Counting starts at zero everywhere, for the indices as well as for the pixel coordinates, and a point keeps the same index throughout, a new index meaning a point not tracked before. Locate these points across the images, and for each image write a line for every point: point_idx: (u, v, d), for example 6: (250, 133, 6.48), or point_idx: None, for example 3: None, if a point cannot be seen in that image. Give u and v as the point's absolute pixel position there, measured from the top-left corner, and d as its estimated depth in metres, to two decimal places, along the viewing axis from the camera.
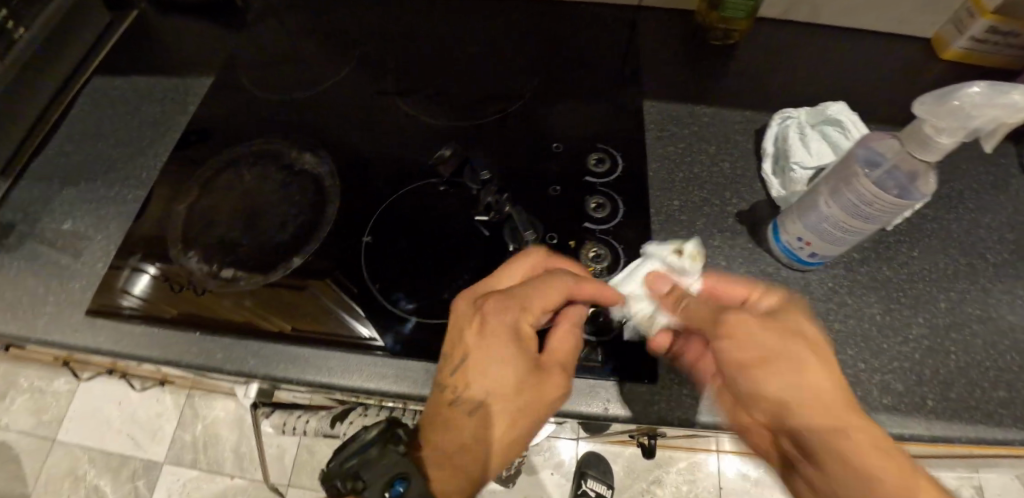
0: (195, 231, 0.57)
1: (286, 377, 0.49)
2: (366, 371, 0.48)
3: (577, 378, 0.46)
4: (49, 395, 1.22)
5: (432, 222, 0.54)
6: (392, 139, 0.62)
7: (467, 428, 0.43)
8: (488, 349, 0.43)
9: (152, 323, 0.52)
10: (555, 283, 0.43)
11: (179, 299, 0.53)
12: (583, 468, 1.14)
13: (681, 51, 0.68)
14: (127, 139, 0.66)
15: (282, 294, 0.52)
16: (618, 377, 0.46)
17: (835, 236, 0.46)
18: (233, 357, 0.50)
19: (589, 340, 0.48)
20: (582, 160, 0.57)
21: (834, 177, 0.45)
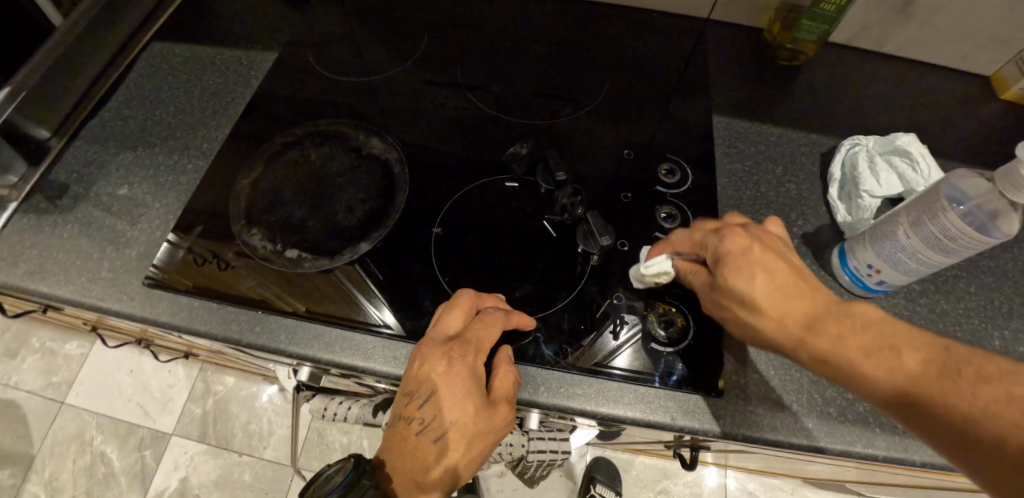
0: (258, 207, 0.57)
1: (327, 359, 0.49)
2: (378, 355, 0.49)
3: (647, 388, 0.46)
4: (62, 357, 1.22)
5: (501, 218, 0.54)
6: (459, 132, 0.61)
7: (428, 459, 0.42)
8: (449, 386, 0.42)
9: (207, 295, 0.52)
10: (496, 322, 0.45)
11: (197, 273, 0.53)
12: (592, 473, 1.14)
13: (748, 69, 0.68)
14: (187, 109, 0.65)
15: (299, 274, 0.53)
16: (688, 389, 0.47)
17: (908, 266, 0.47)
18: (278, 335, 0.50)
19: (661, 351, 0.48)
20: (653, 169, 0.57)
21: (910, 209, 0.46)
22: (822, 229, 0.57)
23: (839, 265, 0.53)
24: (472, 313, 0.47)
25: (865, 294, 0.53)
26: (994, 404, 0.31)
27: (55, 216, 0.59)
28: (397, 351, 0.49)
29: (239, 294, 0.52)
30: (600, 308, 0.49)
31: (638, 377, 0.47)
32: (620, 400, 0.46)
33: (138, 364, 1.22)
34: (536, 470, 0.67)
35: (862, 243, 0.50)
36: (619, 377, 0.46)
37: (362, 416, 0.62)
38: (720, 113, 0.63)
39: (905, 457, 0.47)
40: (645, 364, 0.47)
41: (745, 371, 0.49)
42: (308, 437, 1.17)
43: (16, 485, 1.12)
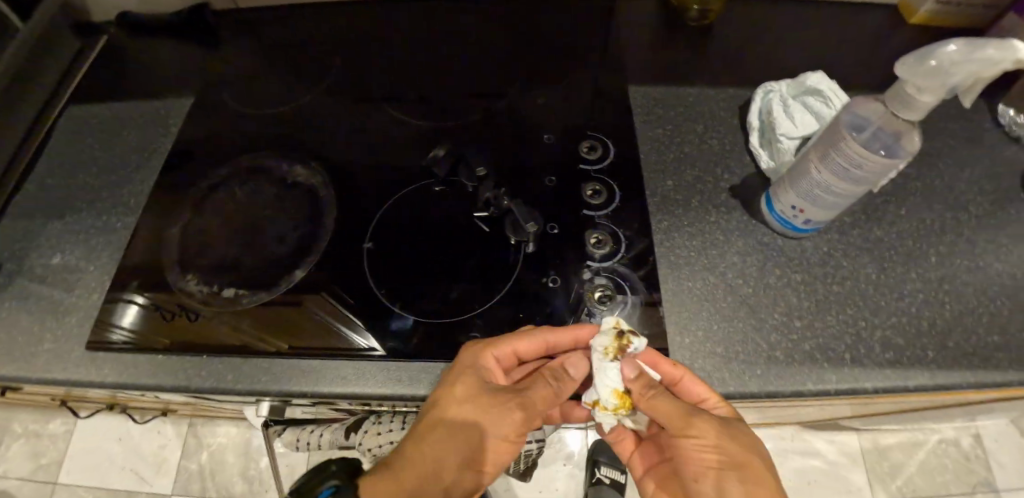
0: (190, 253, 0.56)
1: (319, 391, 0.48)
2: (370, 377, 0.48)
3: None
4: (46, 438, 1.20)
5: (432, 222, 0.54)
6: (382, 146, 0.61)
7: (430, 460, 0.45)
8: (472, 396, 0.45)
9: (178, 349, 0.51)
10: (533, 334, 0.46)
11: (170, 329, 0.52)
12: (595, 456, 1.15)
13: (660, 36, 0.69)
14: (111, 168, 0.65)
15: (277, 312, 0.52)
16: None
17: (827, 201, 0.47)
18: (246, 375, 0.50)
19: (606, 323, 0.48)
20: (575, 149, 0.57)
21: (815, 147, 0.47)
22: (750, 178, 0.57)
23: (767, 211, 0.54)
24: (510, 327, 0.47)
25: (796, 235, 0.53)
26: None
27: None
28: (388, 370, 0.48)
29: (206, 343, 0.51)
30: (538, 294, 0.50)
31: None
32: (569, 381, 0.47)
33: (126, 430, 1.21)
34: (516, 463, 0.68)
35: (783, 187, 0.51)
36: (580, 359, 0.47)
37: (335, 440, 0.65)
38: (635, 83, 0.64)
39: (856, 387, 0.47)
40: None
41: (688, 330, 0.49)
42: None
43: None
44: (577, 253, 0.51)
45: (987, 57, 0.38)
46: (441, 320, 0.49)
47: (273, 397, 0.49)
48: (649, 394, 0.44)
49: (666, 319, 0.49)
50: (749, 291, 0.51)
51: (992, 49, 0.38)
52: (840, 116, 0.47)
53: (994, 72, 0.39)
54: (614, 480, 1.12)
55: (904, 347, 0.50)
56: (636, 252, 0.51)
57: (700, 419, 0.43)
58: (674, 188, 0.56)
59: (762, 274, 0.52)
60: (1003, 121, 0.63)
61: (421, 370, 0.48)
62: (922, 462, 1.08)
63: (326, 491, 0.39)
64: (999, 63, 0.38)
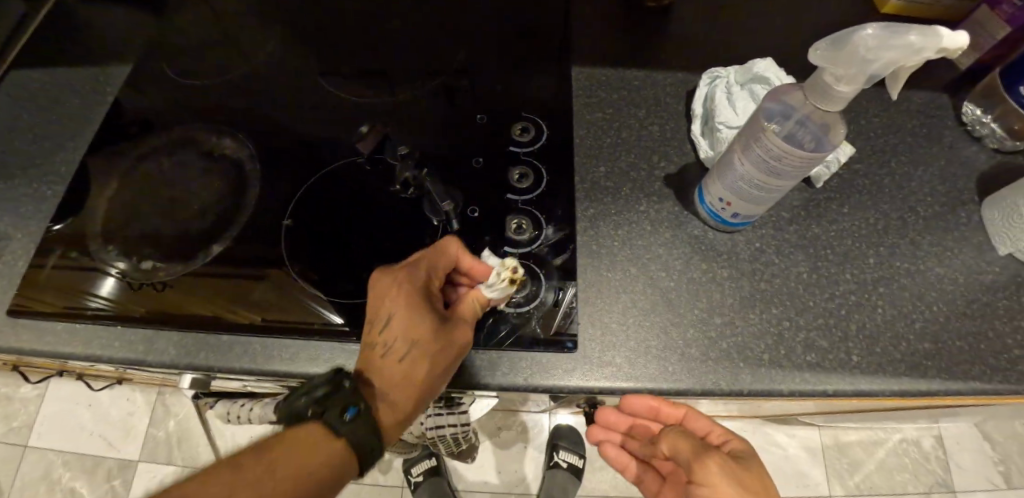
0: (115, 222, 0.56)
1: (272, 368, 0.47)
2: (320, 356, 0.47)
3: (512, 351, 0.46)
4: (16, 401, 1.23)
5: (354, 199, 0.53)
6: (314, 122, 0.59)
7: (401, 374, 0.42)
8: (405, 314, 0.43)
9: (150, 321, 0.49)
10: (447, 244, 0.45)
11: (148, 299, 0.50)
12: (555, 440, 1.14)
13: (614, 14, 0.65)
14: (43, 134, 0.63)
15: (247, 286, 0.50)
16: (562, 349, 0.46)
17: (751, 194, 0.45)
18: (180, 345, 0.49)
19: (521, 311, 0.47)
20: (507, 130, 0.56)
21: (739, 137, 0.45)
22: (687, 168, 0.55)
23: (698, 203, 0.52)
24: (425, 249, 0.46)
25: (728, 228, 0.51)
26: None
27: None
28: (342, 350, 0.47)
29: (182, 315, 0.49)
30: (450, 278, 0.49)
31: (521, 345, 0.46)
32: (473, 368, 0.46)
33: (95, 398, 1.22)
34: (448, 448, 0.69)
35: (712, 178, 0.49)
36: (501, 345, 0.46)
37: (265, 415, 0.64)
38: (581, 65, 0.61)
39: (770, 388, 0.46)
40: (503, 328, 0.47)
41: (601, 321, 0.48)
42: None
43: None
44: (495, 236, 0.50)
45: (907, 45, 0.35)
46: (351, 299, 0.49)
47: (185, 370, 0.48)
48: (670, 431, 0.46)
49: (579, 309, 0.48)
50: (670, 285, 0.49)
51: (914, 36, 0.35)
52: (767, 105, 0.44)
53: (917, 61, 0.36)
54: (571, 464, 1.11)
55: (828, 351, 0.48)
56: (555, 239, 0.50)
57: (712, 460, 0.42)
58: (605, 176, 0.54)
59: (687, 268, 0.50)
60: (966, 119, 0.60)
61: (326, 347, 0.47)
62: (881, 461, 1.08)
63: (349, 412, 0.39)
64: (921, 52, 0.35)
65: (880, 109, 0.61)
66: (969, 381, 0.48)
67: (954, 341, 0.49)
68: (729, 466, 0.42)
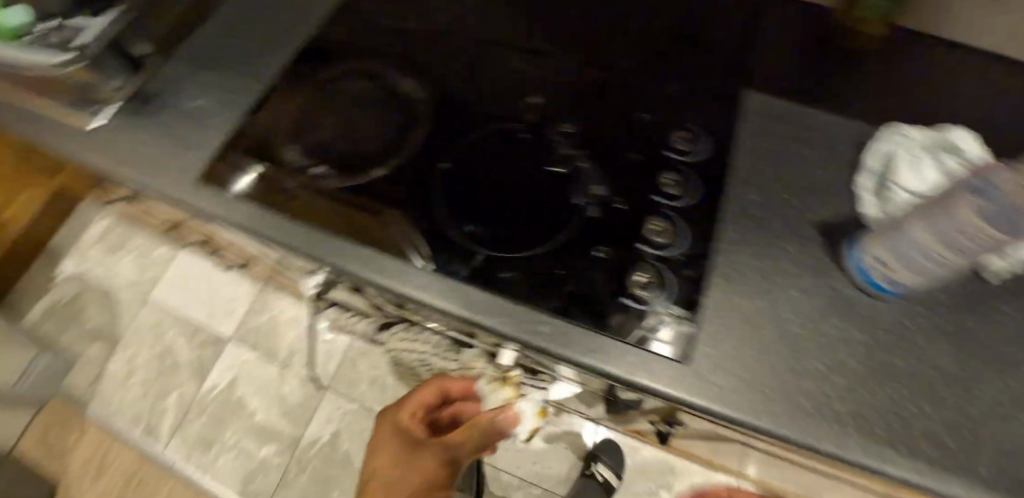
0: (299, 127, 0.62)
1: (381, 281, 0.48)
2: (430, 289, 0.48)
3: (633, 347, 0.46)
4: (152, 259, 1.44)
5: (511, 162, 0.56)
6: (487, 82, 0.63)
7: (392, 479, 0.50)
8: (405, 470, 0.51)
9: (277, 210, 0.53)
10: (429, 386, 0.57)
11: (283, 200, 0.55)
12: (596, 452, 1.14)
13: (802, 50, 0.63)
14: (261, 40, 0.73)
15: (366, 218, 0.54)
16: (678, 359, 0.46)
17: (921, 265, 0.42)
18: (300, 234, 0.51)
19: (648, 310, 0.48)
20: (670, 136, 0.56)
21: (929, 206, 0.41)
22: (845, 220, 0.53)
23: (850, 259, 0.50)
24: (427, 389, 0.57)
25: (878, 294, 0.49)
26: None
27: (144, 119, 0.69)
28: (453, 291, 0.48)
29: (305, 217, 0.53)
30: (584, 259, 0.50)
31: (643, 342, 0.46)
32: (587, 347, 0.46)
33: (211, 275, 1.40)
34: None
35: (874, 238, 0.46)
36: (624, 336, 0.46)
37: (367, 332, 0.70)
38: (758, 91, 0.60)
39: (880, 467, 0.43)
40: (629, 321, 0.47)
41: (722, 344, 0.47)
42: (341, 367, 1.30)
43: (108, 357, 1.35)
44: (638, 232, 0.51)
45: None
46: (491, 253, 0.51)
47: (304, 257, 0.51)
48: None
49: (702, 326, 0.48)
50: (798, 330, 0.48)
51: None
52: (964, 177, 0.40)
53: None
54: (606, 480, 1.12)
55: (958, 453, 0.44)
56: (694, 251, 0.50)
57: None
58: (757, 205, 0.53)
59: (820, 320, 0.48)
60: None
61: (456, 284, 0.48)
62: None
63: None
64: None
65: None
66: None
67: None
68: None
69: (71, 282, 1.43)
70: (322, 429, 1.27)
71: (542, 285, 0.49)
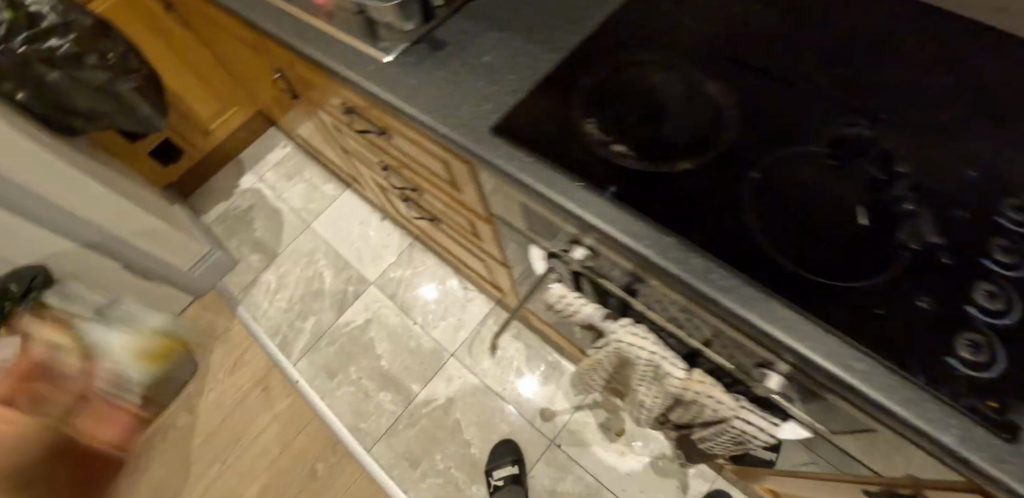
0: (596, 100, 0.63)
1: (675, 270, 0.52)
2: (725, 287, 0.51)
3: (955, 411, 0.42)
4: (319, 192, 1.58)
5: (830, 186, 0.55)
6: (792, 98, 0.61)
7: None
8: None
9: (539, 163, 0.59)
10: None
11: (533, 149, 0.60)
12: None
13: None
14: (549, 7, 0.74)
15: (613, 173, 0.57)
16: (1012, 440, 0.40)
17: None
18: (593, 206, 0.56)
19: (979, 378, 0.43)
20: (1002, 201, 0.52)
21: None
22: None
23: None
24: None
25: None
26: None
27: (432, 60, 0.73)
28: (749, 293, 0.50)
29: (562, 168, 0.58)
30: (902, 302, 0.48)
31: (971, 409, 0.42)
32: (890, 392, 0.44)
33: (369, 219, 1.52)
34: (713, 443, 0.70)
35: None
36: (949, 396, 0.43)
37: (591, 316, 0.70)
38: None
39: None
40: (955, 380, 0.43)
41: None
42: (469, 337, 1.35)
43: (265, 268, 1.48)
44: (965, 290, 0.48)
45: None
46: (803, 272, 0.51)
47: (595, 228, 0.55)
48: None
49: None
50: None
51: None
52: None
53: None
54: None
55: None
56: None
57: None
58: None
59: None
60: None
61: (758, 296, 0.50)
62: None
63: None
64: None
65: None
66: None
67: None
68: None
69: (248, 195, 1.60)
70: (439, 390, 1.30)
71: (857, 317, 0.48)
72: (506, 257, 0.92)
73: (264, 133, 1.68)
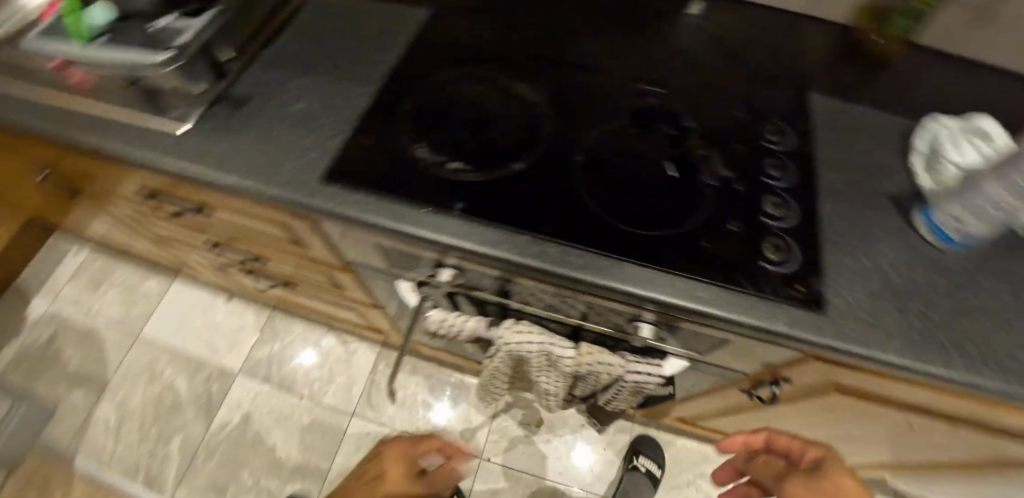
0: (420, 126, 0.64)
1: (537, 264, 0.54)
2: (584, 264, 0.54)
3: (778, 304, 0.54)
4: (140, 294, 1.35)
5: (639, 150, 0.63)
6: (591, 87, 0.70)
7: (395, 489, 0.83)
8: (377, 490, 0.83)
9: (383, 198, 0.58)
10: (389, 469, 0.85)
11: (375, 185, 0.59)
12: (639, 447, 1.18)
13: (841, 60, 0.75)
14: (348, 48, 0.74)
15: (459, 190, 0.59)
16: (816, 308, 0.54)
17: (990, 214, 0.53)
18: (444, 226, 0.56)
19: (785, 272, 0.56)
20: (759, 130, 0.66)
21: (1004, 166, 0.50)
22: (906, 192, 0.64)
23: (921, 218, 0.61)
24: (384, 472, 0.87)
25: (943, 245, 0.60)
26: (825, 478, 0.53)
27: (239, 122, 0.68)
28: (605, 264, 0.54)
29: (406, 198, 0.58)
30: (720, 230, 0.57)
31: (787, 298, 0.54)
32: (732, 305, 0.53)
33: (212, 306, 1.34)
34: (618, 400, 0.75)
35: (947, 199, 0.57)
36: (771, 294, 0.54)
37: (475, 329, 0.71)
38: (814, 92, 0.72)
39: (986, 383, 0.53)
40: (772, 279, 0.55)
41: (840, 292, 0.56)
42: (366, 391, 1.25)
43: (96, 402, 1.23)
44: (757, 206, 0.59)
45: None
46: (642, 230, 0.57)
47: (455, 247, 0.56)
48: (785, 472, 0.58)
49: (822, 281, 0.56)
50: (894, 277, 0.58)
51: None
52: None
53: None
54: (649, 472, 1.16)
55: None
56: (807, 220, 0.59)
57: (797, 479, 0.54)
58: (839, 182, 0.64)
59: (909, 270, 0.59)
60: None
61: (610, 263, 0.54)
62: None
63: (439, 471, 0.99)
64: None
65: None
66: None
67: None
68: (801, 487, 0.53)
69: (47, 323, 1.32)
70: (352, 457, 1.19)
71: (693, 255, 0.56)
72: (378, 298, 0.89)
73: (43, 244, 1.39)
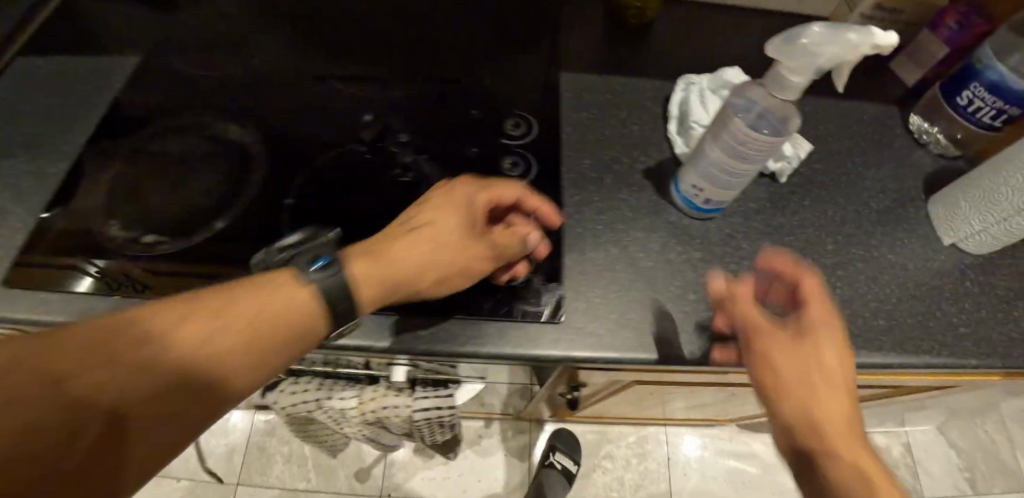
0: (116, 201, 0.57)
1: None
2: None
3: (512, 325, 0.49)
4: None
5: (357, 177, 0.56)
6: (319, 114, 0.63)
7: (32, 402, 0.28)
8: (103, 378, 0.30)
9: (55, 291, 0.49)
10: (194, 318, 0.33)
11: (45, 275, 0.50)
12: (552, 441, 1.13)
13: (598, 29, 0.71)
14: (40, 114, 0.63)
15: (150, 265, 0.51)
16: (554, 318, 0.49)
17: (723, 179, 0.50)
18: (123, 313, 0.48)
19: (518, 285, 0.50)
20: (500, 125, 0.60)
21: (724, 116, 0.49)
22: (664, 162, 0.60)
23: (675, 192, 0.56)
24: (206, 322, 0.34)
25: (700, 215, 0.56)
26: (837, 480, 0.34)
27: None
28: None
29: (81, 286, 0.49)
30: None
31: (522, 315, 0.49)
32: (459, 339, 0.48)
33: None
34: (434, 433, 0.71)
35: (687, 168, 0.53)
36: (502, 317, 0.49)
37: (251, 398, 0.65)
38: (567, 69, 0.66)
39: (744, 358, 0.49)
40: (506, 298, 0.50)
41: (586, 295, 0.51)
42: (247, 457, 1.15)
43: None
44: None
45: (847, 42, 0.41)
46: None
47: None
48: (790, 378, 0.37)
49: (565, 286, 0.51)
50: (648, 262, 0.53)
51: (852, 36, 0.41)
52: (733, 100, 0.49)
53: (856, 57, 0.42)
54: (565, 468, 1.11)
55: None
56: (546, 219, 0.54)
57: (822, 349, 0.38)
58: (590, 167, 0.59)
59: (665, 250, 0.54)
60: (913, 129, 0.67)
61: None
62: None
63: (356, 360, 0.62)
64: (859, 47, 0.41)
65: (834, 117, 0.67)
66: (921, 356, 0.52)
67: (902, 319, 0.54)
68: (827, 376, 0.37)
69: None
70: None
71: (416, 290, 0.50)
72: None
73: None
